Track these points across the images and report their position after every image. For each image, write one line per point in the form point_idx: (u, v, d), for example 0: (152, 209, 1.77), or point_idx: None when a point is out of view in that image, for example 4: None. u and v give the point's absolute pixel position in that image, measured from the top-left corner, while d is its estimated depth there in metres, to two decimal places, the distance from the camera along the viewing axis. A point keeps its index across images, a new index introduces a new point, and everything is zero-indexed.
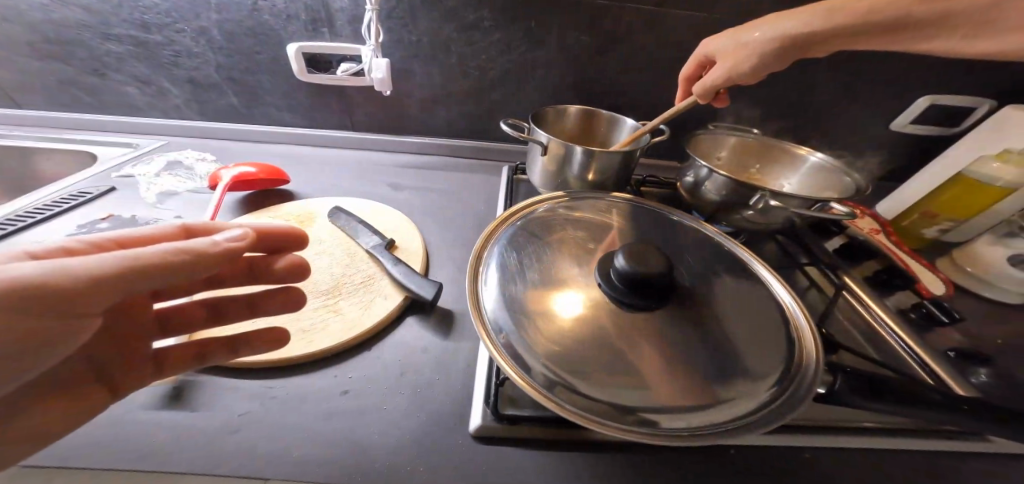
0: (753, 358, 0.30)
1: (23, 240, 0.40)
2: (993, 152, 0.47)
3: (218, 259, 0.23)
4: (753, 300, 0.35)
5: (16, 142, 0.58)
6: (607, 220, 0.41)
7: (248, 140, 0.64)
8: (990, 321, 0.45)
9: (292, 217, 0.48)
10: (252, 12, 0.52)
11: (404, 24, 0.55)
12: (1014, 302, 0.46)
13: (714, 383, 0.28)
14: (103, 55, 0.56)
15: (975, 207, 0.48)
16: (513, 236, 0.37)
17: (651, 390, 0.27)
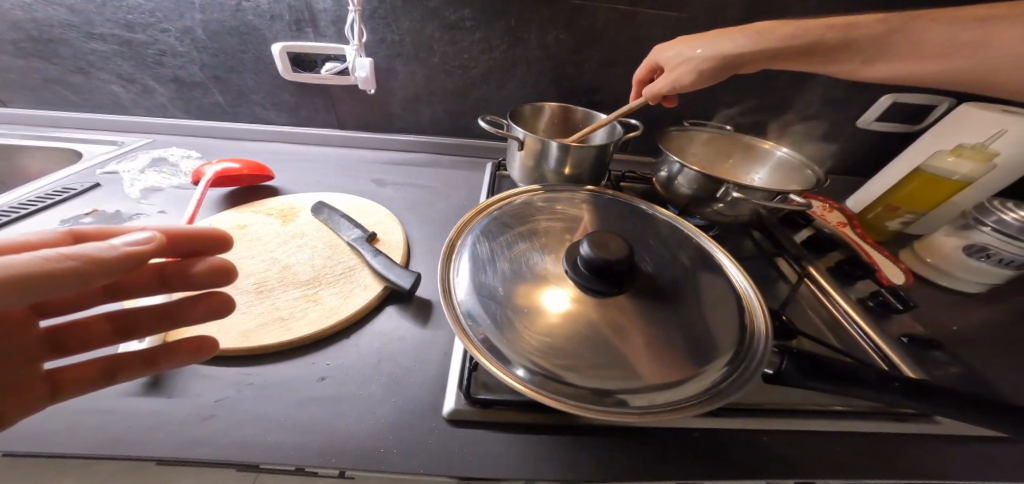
0: (709, 340, 0.32)
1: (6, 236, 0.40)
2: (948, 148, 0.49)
3: (119, 266, 0.21)
4: (711, 284, 0.37)
5: (1, 140, 0.59)
6: (577, 211, 0.43)
7: (234, 138, 0.65)
8: (946, 309, 0.47)
9: (275, 211, 0.49)
10: (237, 12, 0.53)
11: (386, 24, 0.56)
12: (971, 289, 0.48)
13: (673, 363, 0.29)
14: (87, 53, 0.57)
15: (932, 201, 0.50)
16: (485, 227, 0.39)
17: (614, 372, 0.28)
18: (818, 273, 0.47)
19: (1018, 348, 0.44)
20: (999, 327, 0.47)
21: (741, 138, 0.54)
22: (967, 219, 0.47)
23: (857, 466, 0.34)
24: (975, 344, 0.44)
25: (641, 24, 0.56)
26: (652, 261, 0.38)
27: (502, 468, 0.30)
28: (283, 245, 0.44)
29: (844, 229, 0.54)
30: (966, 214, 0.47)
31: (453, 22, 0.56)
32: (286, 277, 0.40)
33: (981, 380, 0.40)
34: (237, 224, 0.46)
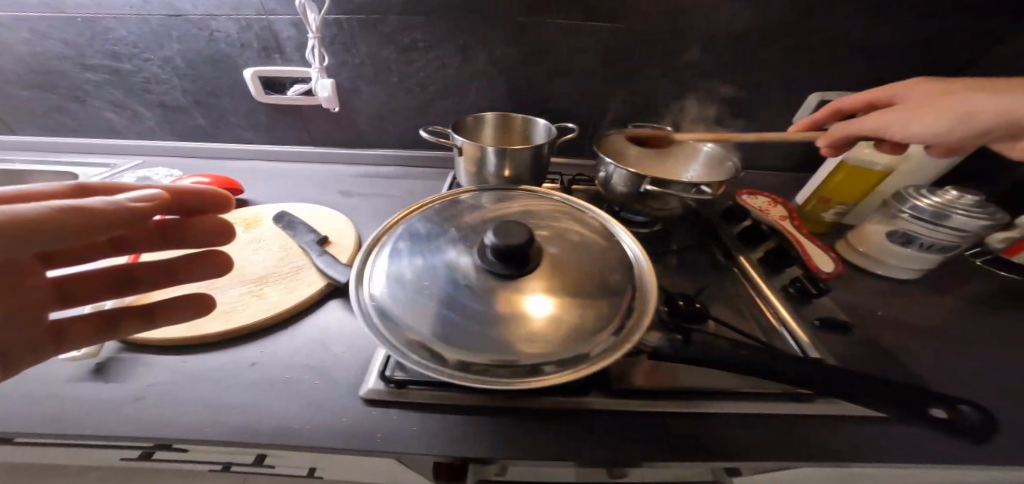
0: (596, 315, 0.34)
1: None
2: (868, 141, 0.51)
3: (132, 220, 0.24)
4: (609, 260, 0.38)
5: (7, 164, 0.65)
6: (495, 204, 0.45)
7: (217, 158, 0.71)
8: (866, 294, 0.49)
9: (239, 220, 0.53)
10: (210, 42, 0.60)
11: (346, 48, 0.61)
12: (901, 276, 0.50)
13: (548, 337, 0.32)
14: (83, 83, 0.64)
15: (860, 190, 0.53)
16: (411, 224, 0.42)
17: (490, 347, 0.31)
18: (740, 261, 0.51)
19: (942, 331, 0.45)
20: (927, 311, 0.47)
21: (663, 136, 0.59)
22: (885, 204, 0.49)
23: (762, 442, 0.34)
24: (898, 330, 0.44)
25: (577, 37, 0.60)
26: (559, 243, 0.39)
27: (403, 443, 0.32)
28: (242, 250, 0.48)
29: (780, 222, 0.57)
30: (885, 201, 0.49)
31: (404, 44, 0.61)
32: (236, 275, 0.44)
33: (895, 362, 0.40)
34: None
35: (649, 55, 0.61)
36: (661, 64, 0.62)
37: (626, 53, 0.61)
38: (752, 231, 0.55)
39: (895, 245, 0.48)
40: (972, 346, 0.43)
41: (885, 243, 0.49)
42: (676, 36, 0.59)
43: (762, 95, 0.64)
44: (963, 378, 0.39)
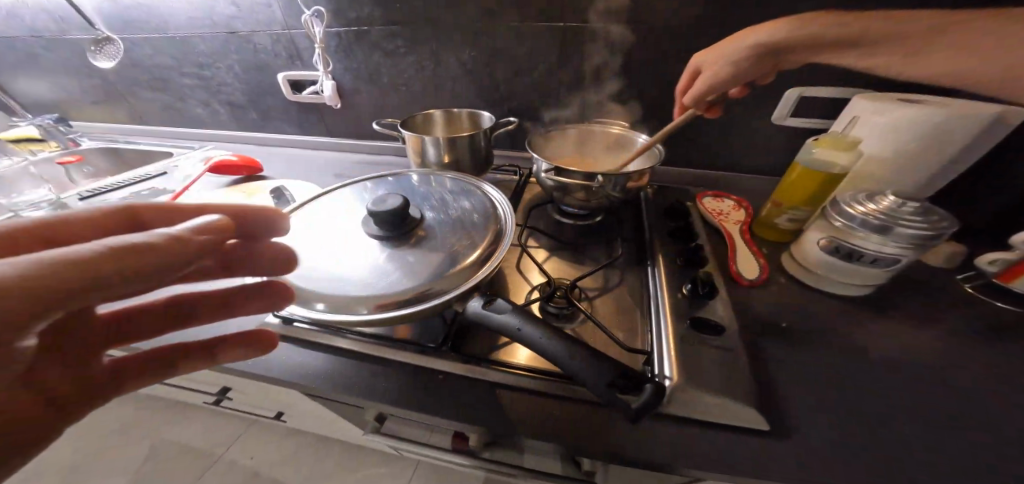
0: (438, 267, 0.38)
1: (104, 200, 0.64)
2: (816, 139, 0.49)
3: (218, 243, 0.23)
4: (474, 229, 0.43)
5: (131, 144, 0.91)
6: (401, 183, 0.52)
7: (265, 144, 0.90)
8: (786, 309, 0.45)
9: (245, 189, 0.65)
10: (254, 53, 0.77)
11: (348, 54, 0.73)
12: (834, 290, 0.47)
13: (390, 281, 0.37)
14: (179, 86, 0.87)
15: (809, 194, 0.48)
16: (324, 197, 0.50)
17: (337, 284, 0.37)
18: (658, 262, 0.49)
19: (871, 352, 0.40)
20: (866, 331, 0.42)
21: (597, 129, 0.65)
22: (824, 210, 0.46)
23: (573, 431, 0.34)
24: (811, 345, 0.41)
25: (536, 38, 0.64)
26: (436, 213, 0.45)
27: (274, 369, 0.40)
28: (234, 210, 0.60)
29: (724, 225, 0.55)
30: (823, 207, 0.46)
31: (391, 50, 0.71)
32: None
33: (781, 372, 0.38)
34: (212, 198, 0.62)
35: (607, 55, 0.63)
36: (619, 63, 0.63)
37: (584, 53, 0.63)
38: (679, 233, 0.53)
39: (827, 255, 0.45)
40: (902, 372, 0.38)
41: (820, 254, 0.45)
42: (631, 35, 0.60)
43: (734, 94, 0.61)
44: (862, 400, 0.35)
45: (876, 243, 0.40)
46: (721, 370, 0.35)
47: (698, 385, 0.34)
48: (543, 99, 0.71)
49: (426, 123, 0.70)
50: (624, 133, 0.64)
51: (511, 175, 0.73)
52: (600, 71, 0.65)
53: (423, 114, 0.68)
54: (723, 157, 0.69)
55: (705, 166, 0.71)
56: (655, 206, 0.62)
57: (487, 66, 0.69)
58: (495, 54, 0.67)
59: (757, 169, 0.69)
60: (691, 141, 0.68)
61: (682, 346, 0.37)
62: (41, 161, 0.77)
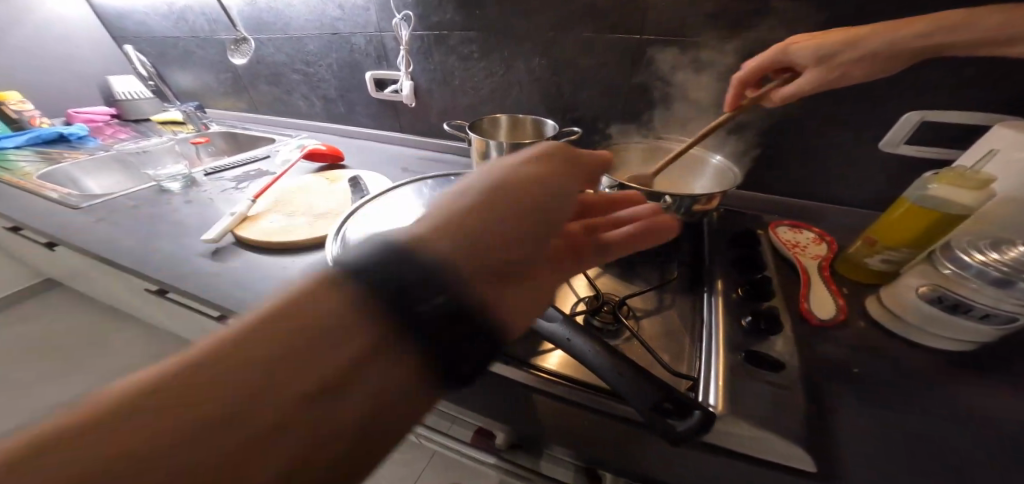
0: None
1: (222, 177, 0.75)
2: (935, 174, 0.43)
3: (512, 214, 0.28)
4: None
5: (242, 128, 1.06)
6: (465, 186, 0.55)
7: (346, 136, 1.00)
8: (864, 354, 0.41)
9: (328, 176, 0.73)
10: (349, 53, 0.86)
11: (428, 57, 0.79)
12: (928, 344, 0.41)
13: None
14: (285, 81, 1.00)
15: (914, 234, 0.43)
16: (393, 192, 0.55)
17: None
18: (715, 289, 0.47)
19: (972, 418, 0.34)
20: (969, 395, 0.36)
21: (665, 147, 0.63)
22: (930, 255, 0.40)
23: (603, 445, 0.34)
24: (892, 398, 0.36)
25: (610, 47, 0.64)
26: None
27: None
28: (319, 193, 0.67)
29: (799, 258, 0.51)
30: (932, 250, 0.40)
31: (468, 54, 0.75)
32: (309, 208, 0.62)
33: (852, 422, 0.34)
34: (302, 183, 0.70)
35: (686, 66, 0.61)
36: (696, 75, 0.61)
37: (660, 62, 0.62)
38: (746, 262, 0.49)
39: (926, 304, 0.39)
40: (1011, 447, 0.32)
41: (916, 301, 0.40)
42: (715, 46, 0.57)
43: (826, 113, 0.56)
44: (951, 469, 0.31)
45: (996, 299, 0.34)
46: (771, 408, 0.33)
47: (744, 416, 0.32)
48: (608, 109, 0.71)
49: (492, 127, 0.74)
50: (695, 151, 0.61)
51: None
52: (675, 82, 0.63)
53: (489, 118, 0.71)
54: (803, 182, 0.63)
55: (781, 190, 0.65)
56: (719, 231, 0.59)
57: (556, 73, 0.71)
58: (567, 61, 0.68)
59: (843, 198, 0.62)
60: (769, 162, 0.64)
61: (732, 379, 0.35)
62: (180, 140, 0.93)
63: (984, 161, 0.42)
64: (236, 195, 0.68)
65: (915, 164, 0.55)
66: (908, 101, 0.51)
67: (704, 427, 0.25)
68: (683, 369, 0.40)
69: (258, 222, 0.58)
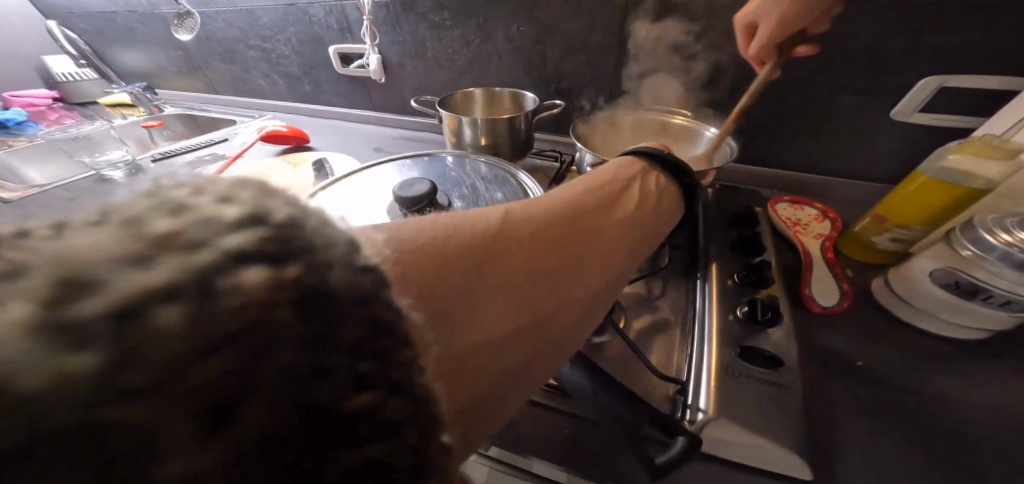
0: None
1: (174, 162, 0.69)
2: (957, 144, 0.39)
3: (630, 169, 0.34)
4: None
5: (201, 110, 0.98)
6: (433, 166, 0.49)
7: (315, 117, 0.92)
8: (868, 344, 0.38)
9: (290, 159, 0.67)
10: (309, 26, 0.78)
11: (395, 27, 0.71)
12: (940, 333, 0.37)
13: None
14: (243, 58, 0.91)
15: (928, 211, 0.39)
16: (354, 173, 0.49)
17: None
18: (710, 276, 0.43)
19: (982, 411, 0.32)
20: (981, 388, 0.34)
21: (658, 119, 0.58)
22: (947, 233, 0.36)
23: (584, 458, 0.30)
24: (898, 392, 0.33)
25: (595, 10, 0.57)
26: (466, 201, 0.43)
27: None
28: (278, 179, 0.61)
29: (800, 238, 0.47)
30: (950, 228, 0.37)
31: (438, 22, 0.67)
32: None
33: (855, 420, 0.32)
34: (259, 168, 0.64)
35: (681, 27, 0.54)
36: (691, 39, 0.55)
37: (652, 25, 0.55)
38: (743, 245, 0.45)
39: (939, 289, 0.36)
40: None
41: (928, 285, 0.36)
42: (713, 5, 0.51)
43: (836, 77, 0.50)
44: (963, 469, 0.28)
45: (1020, 284, 0.31)
46: (767, 410, 0.30)
47: (740, 422, 0.29)
48: (594, 80, 0.65)
49: (466, 102, 0.67)
50: (689, 122, 0.56)
51: (551, 160, 0.68)
52: (669, 46, 0.56)
53: (462, 93, 0.65)
54: (807, 154, 0.58)
55: (782, 163, 0.60)
56: (714, 209, 0.55)
57: (536, 40, 0.64)
58: (547, 26, 0.61)
59: (849, 171, 0.57)
60: (770, 133, 0.58)
61: (725, 379, 0.32)
62: (129, 124, 0.86)
63: (1014, 131, 0.38)
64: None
65: (929, 133, 0.50)
66: (925, 64, 0.46)
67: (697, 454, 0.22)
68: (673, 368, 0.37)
69: None
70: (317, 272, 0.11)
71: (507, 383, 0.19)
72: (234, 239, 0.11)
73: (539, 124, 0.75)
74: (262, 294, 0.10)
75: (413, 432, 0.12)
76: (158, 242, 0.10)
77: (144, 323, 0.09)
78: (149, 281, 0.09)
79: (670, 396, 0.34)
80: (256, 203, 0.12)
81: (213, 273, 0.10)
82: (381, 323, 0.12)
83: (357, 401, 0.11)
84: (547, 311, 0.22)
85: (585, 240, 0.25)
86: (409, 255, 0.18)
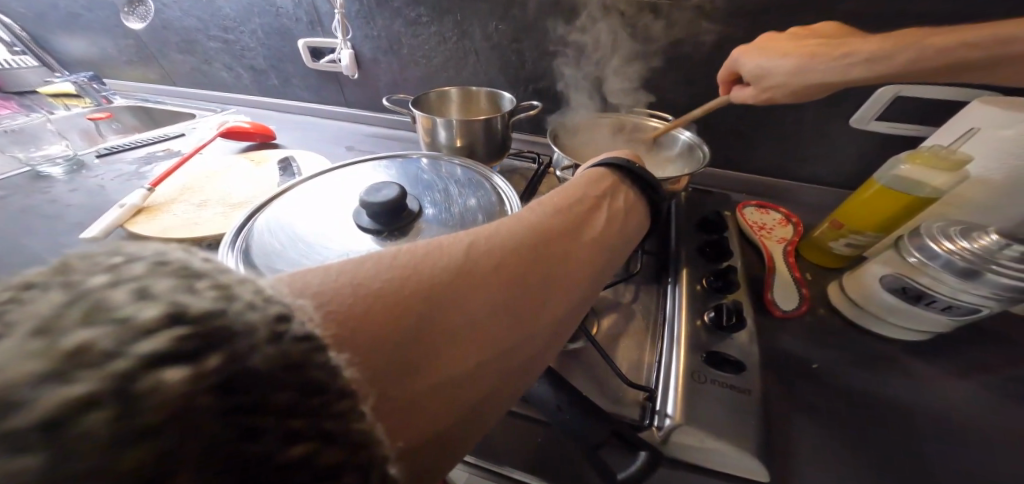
0: None
1: (122, 158, 0.65)
2: (908, 153, 0.41)
3: (598, 188, 0.34)
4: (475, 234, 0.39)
5: (156, 102, 0.91)
6: (404, 169, 0.48)
7: (283, 112, 0.88)
8: (824, 346, 0.39)
9: (254, 158, 0.64)
10: (276, 17, 0.74)
11: (367, 22, 0.68)
12: (888, 336, 0.40)
13: None
14: (203, 49, 0.85)
15: (881, 216, 0.41)
16: (320, 174, 0.46)
17: None
18: (679, 279, 0.44)
19: (924, 407, 0.34)
20: (924, 387, 0.36)
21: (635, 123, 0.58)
22: (896, 241, 0.38)
23: (545, 461, 0.30)
24: (849, 391, 0.35)
25: (574, 12, 0.57)
26: (437, 206, 0.42)
27: None
28: (239, 178, 0.58)
29: (765, 243, 0.48)
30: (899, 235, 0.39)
31: (413, 18, 0.65)
32: (227, 198, 0.53)
33: (813, 422, 0.33)
34: (219, 166, 0.60)
35: (657, 33, 0.55)
36: (667, 47, 0.56)
37: (629, 32, 0.56)
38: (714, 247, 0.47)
39: (889, 295, 0.37)
40: (961, 437, 0.32)
41: (879, 291, 0.38)
42: (688, 16, 0.52)
43: None
44: (905, 465, 0.30)
45: (957, 289, 0.33)
46: (729, 414, 0.31)
47: (700, 425, 0.30)
48: (572, 82, 0.64)
49: (441, 102, 0.65)
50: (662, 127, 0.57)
51: (528, 162, 0.67)
52: (645, 53, 0.57)
53: (438, 92, 0.63)
54: (775, 160, 0.60)
55: (752, 168, 0.62)
56: (686, 213, 0.56)
57: (514, 43, 0.63)
58: (525, 27, 0.61)
59: (813, 177, 0.59)
60: (740, 140, 0.60)
61: (691, 384, 0.33)
62: (73, 115, 0.80)
63: (964, 140, 0.40)
64: (136, 182, 0.59)
65: (884, 142, 0.53)
66: None
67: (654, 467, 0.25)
68: (640, 376, 0.37)
69: (161, 215, 0.49)
70: (243, 361, 0.10)
71: (466, 419, 0.19)
72: (155, 341, 0.10)
73: (517, 124, 0.74)
74: (191, 392, 0.09)
75: (350, 474, 0.11)
76: (71, 354, 0.08)
77: (77, 429, 0.08)
78: (77, 390, 0.08)
79: (638, 401, 0.34)
80: (174, 295, 0.11)
81: (137, 374, 0.09)
82: (310, 385, 0.11)
83: (287, 457, 0.10)
84: (509, 343, 0.21)
85: (550, 267, 0.25)
86: (362, 301, 0.17)
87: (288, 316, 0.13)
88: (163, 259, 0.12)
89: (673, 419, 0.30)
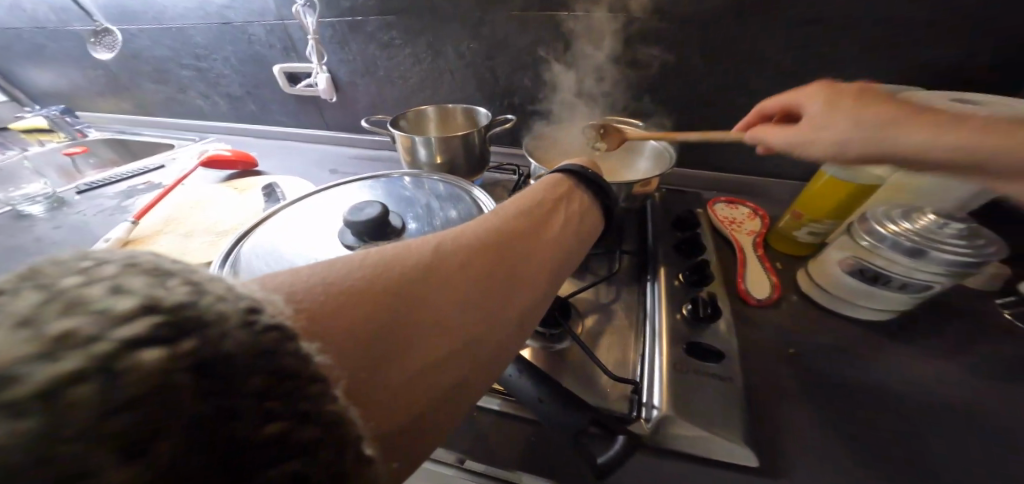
0: None
1: (103, 192, 0.65)
2: None
3: (557, 191, 0.36)
4: None
5: (133, 134, 0.91)
6: (386, 187, 0.49)
7: (265, 138, 0.88)
8: (795, 330, 0.42)
9: (237, 186, 0.64)
10: (250, 44, 0.75)
11: (341, 47, 0.70)
12: (853, 314, 0.42)
13: None
14: (178, 79, 0.86)
15: (834, 204, 0.44)
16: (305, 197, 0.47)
17: None
18: (658, 276, 0.46)
19: (887, 379, 0.37)
20: (887, 361, 0.39)
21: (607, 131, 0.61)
22: (849, 226, 0.41)
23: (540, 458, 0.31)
24: (818, 371, 0.38)
25: (538, 27, 0.60)
26: (420, 221, 0.43)
27: None
28: (223, 206, 0.58)
29: (735, 236, 0.51)
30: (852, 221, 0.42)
31: (386, 41, 0.68)
32: (212, 227, 0.54)
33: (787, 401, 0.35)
34: (204, 196, 0.61)
35: (618, 43, 0.58)
36: (629, 56, 0.59)
37: (592, 43, 0.59)
38: (687, 243, 0.49)
39: (847, 277, 0.40)
40: (921, 405, 0.35)
41: (839, 274, 0.41)
42: (644, 26, 0.55)
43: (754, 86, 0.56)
44: (871, 436, 0.32)
45: (909, 268, 0.36)
46: (709, 398, 0.32)
47: (687, 412, 0.31)
48: (544, 94, 0.67)
49: (419, 120, 0.67)
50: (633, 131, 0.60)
51: (510, 174, 0.70)
52: (610, 62, 0.60)
53: (416, 111, 0.65)
54: (740, 158, 0.64)
55: (720, 166, 0.65)
56: (661, 213, 0.58)
57: (486, 60, 0.66)
58: (494, 43, 0.63)
59: (777, 171, 0.63)
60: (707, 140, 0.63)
61: (675, 374, 0.34)
62: (48, 151, 0.79)
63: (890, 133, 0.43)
64: (119, 215, 0.59)
65: None
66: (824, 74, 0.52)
67: (630, 450, 0.27)
68: (626, 371, 0.39)
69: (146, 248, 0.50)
70: (215, 345, 0.11)
71: (439, 404, 0.20)
72: (132, 326, 0.11)
73: (496, 138, 0.76)
74: (167, 369, 0.10)
75: (326, 449, 0.12)
76: (56, 339, 0.09)
77: (67, 399, 0.09)
78: (67, 367, 0.09)
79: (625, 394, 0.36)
80: (149, 290, 0.12)
81: (117, 354, 0.10)
82: (281, 371, 0.12)
83: (263, 432, 0.11)
84: (478, 333, 0.22)
85: (513, 263, 0.26)
86: (333, 299, 0.18)
87: (259, 308, 0.14)
88: (135, 263, 0.13)
89: (661, 410, 0.31)
